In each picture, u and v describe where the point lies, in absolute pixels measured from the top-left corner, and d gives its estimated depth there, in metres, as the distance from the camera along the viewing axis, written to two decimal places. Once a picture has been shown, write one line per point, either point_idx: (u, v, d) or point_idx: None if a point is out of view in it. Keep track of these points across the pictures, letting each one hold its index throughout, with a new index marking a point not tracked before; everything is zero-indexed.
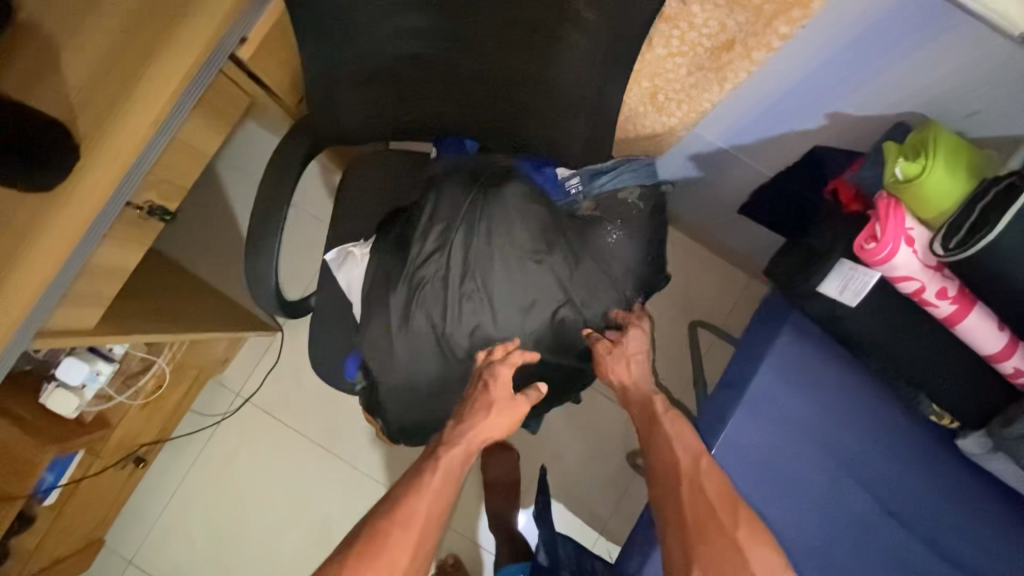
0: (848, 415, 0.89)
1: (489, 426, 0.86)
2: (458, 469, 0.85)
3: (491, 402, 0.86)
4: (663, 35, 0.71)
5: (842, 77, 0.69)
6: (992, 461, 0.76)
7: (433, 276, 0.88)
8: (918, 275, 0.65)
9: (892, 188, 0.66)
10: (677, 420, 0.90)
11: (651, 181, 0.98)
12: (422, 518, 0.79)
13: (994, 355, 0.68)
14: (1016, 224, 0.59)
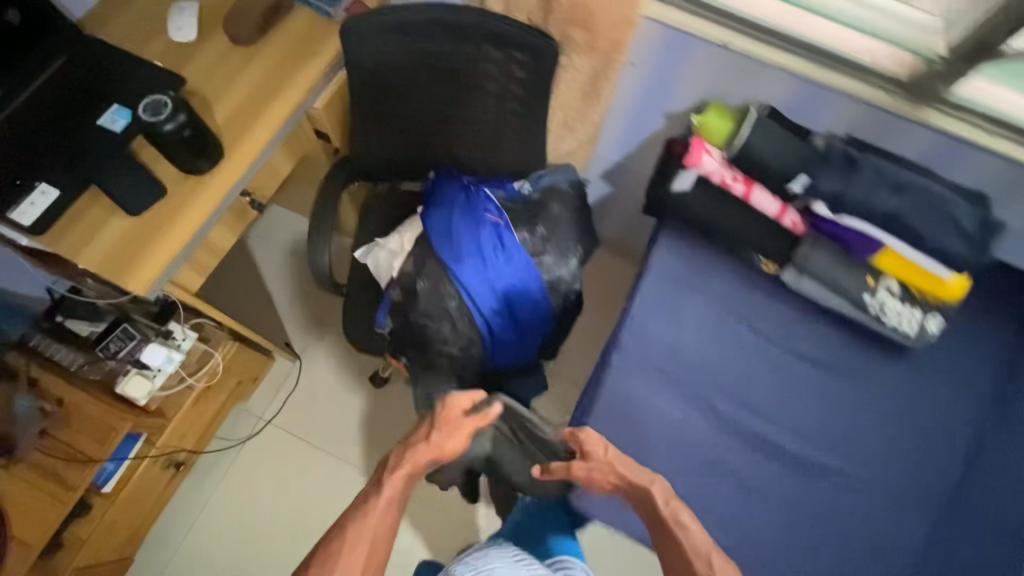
0: (727, 273, 1.16)
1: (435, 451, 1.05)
2: (402, 490, 1.03)
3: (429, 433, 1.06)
4: (564, 76, 1.24)
5: (663, 89, 1.22)
6: (801, 283, 1.10)
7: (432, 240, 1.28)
8: (719, 170, 1.09)
9: (695, 130, 1.12)
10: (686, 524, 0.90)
11: (577, 178, 1.46)
12: (369, 537, 0.96)
13: (779, 214, 1.10)
14: (769, 132, 1.05)
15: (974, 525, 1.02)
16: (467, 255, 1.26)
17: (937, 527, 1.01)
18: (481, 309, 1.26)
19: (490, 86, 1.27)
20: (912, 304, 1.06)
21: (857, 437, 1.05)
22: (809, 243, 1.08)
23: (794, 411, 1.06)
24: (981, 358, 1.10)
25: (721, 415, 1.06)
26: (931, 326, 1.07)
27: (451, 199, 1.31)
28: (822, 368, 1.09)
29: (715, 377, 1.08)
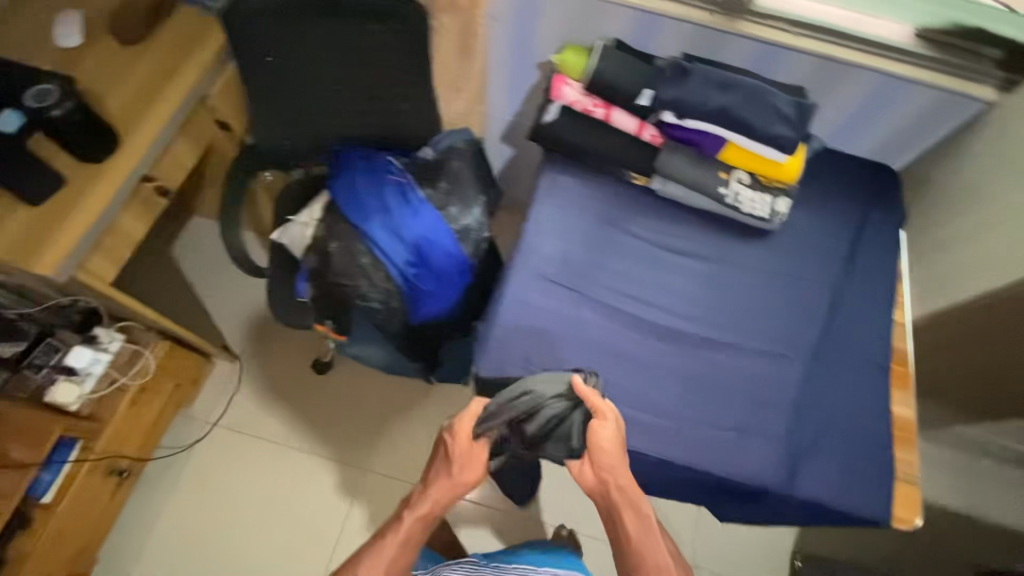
0: (605, 192, 1.30)
1: (446, 487, 1.10)
2: (415, 531, 1.08)
3: (450, 457, 1.10)
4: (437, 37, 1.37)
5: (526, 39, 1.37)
6: (667, 186, 1.26)
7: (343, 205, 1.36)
8: (580, 98, 1.24)
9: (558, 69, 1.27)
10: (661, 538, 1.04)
11: (472, 138, 1.59)
12: (381, 571, 1.04)
13: (638, 131, 1.26)
14: (614, 56, 1.20)
15: (840, 367, 1.15)
16: (373, 212, 1.35)
17: (810, 374, 1.14)
18: (394, 260, 1.34)
19: (380, 59, 1.38)
20: (760, 190, 1.23)
21: (733, 310, 1.20)
22: (666, 150, 1.24)
23: (676, 300, 1.21)
24: (823, 230, 1.30)
25: (613, 309, 1.19)
26: (780, 206, 1.24)
27: (355, 166, 1.42)
28: (694, 260, 1.25)
29: (608, 279, 1.21)
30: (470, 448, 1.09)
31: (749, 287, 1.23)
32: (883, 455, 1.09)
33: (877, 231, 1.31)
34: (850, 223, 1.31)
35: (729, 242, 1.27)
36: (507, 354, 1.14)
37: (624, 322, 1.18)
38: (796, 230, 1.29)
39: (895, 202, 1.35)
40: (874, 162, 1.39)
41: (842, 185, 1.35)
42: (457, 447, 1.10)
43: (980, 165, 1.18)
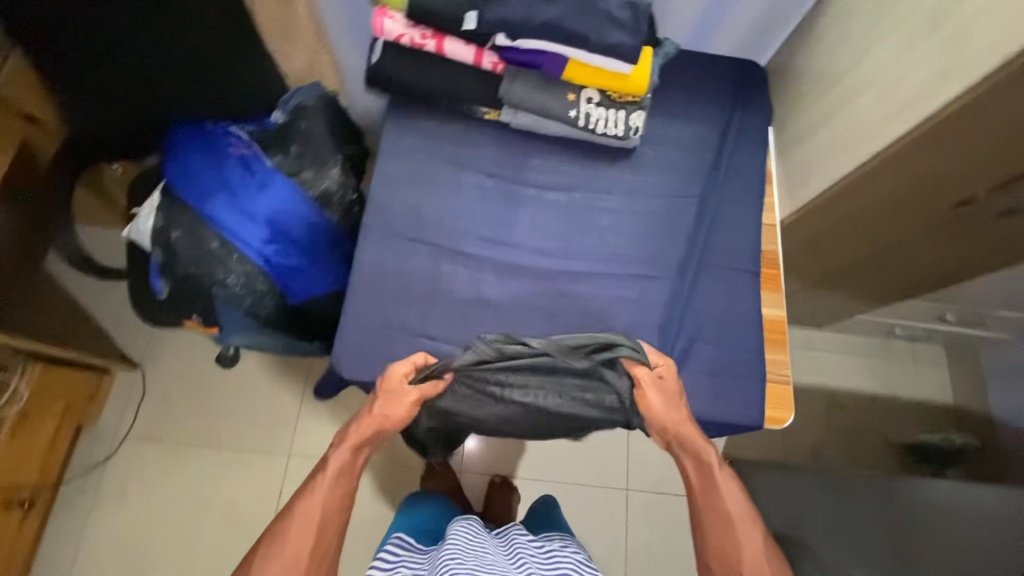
0: (456, 132, 1.22)
1: (377, 422, 0.99)
2: (352, 467, 0.95)
3: (384, 390, 1.00)
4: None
5: None
6: (519, 117, 1.18)
7: (180, 191, 1.25)
8: (405, 32, 1.12)
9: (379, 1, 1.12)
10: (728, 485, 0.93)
11: (323, 92, 1.46)
12: (316, 516, 0.87)
13: (476, 60, 1.16)
14: None
15: (710, 279, 1.14)
16: (215, 191, 1.24)
17: (676, 292, 1.13)
18: (248, 240, 1.25)
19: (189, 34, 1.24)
20: (612, 106, 1.16)
21: (597, 240, 1.16)
22: (507, 79, 1.15)
23: (539, 238, 1.16)
24: (689, 139, 1.24)
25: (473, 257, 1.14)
26: (635, 120, 1.17)
27: (190, 145, 1.30)
28: (556, 193, 1.19)
29: (466, 227, 1.16)
30: (394, 386, 1.00)
31: (613, 212, 1.18)
32: (751, 360, 1.09)
33: (742, 134, 1.27)
34: (714, 129, 1.26)
35: (591, 169, 1.21)
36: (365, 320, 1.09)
37: (487, 268, 1.14)
38: (660, 143, 1.23)
39: (759, 100, 1.30)
40: (738, 60, 1.33)
41: (703, 90, 1.29)
42: (386, 387, 1.00)
43: (825, 49, 1.13)
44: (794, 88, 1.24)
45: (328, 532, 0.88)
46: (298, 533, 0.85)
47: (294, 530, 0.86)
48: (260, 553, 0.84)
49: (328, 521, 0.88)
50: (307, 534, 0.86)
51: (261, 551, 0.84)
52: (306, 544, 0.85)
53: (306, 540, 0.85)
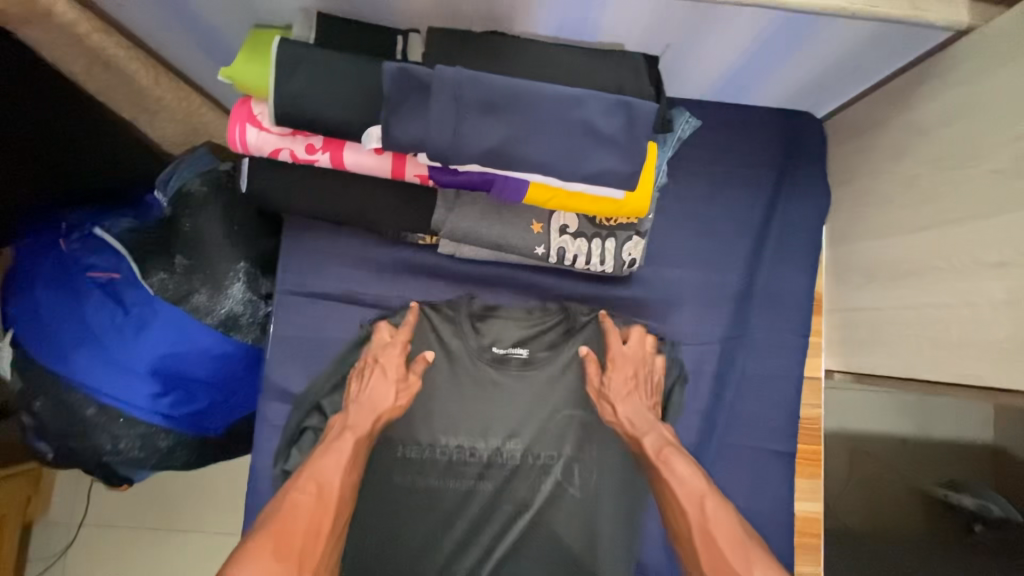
0: (380, 267, 0.88)
1: (379, 405, 0.81)
2: (359, 452, 0.78)
3: (390, 368, 0.82)
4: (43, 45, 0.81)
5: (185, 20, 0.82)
6: (464, 250, 0.83)
7: (36, 345, 0.96)
8: (282, 144, 0.74)
9: (241, 90, 0.73)
10: (675, 461, 0.78)
11: (211, 165, 1.07)
12: (331, 501, 0.72)
13: (396, 172, 0.77)
14: (297, 70, 0.68)
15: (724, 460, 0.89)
16: (77, 344, 0.96)
17: None
18: (134, 401, 0.99)
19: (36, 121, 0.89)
20: (596, 236, 0.80)
21: (579, 423, 0.87)
22: (443, 204, 0.78)
23: (503, 431, 0.86)
24: (706, 258, 0.90)
25: (412, 462, 0.85)
26: (631, 251, 0.82)
27: (39, 272, 0.98)
28: (523, 349, 0.88)
29: (402, 420, 0.85)
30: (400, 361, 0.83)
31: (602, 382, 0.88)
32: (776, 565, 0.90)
33: (782, 243, 0.91)
34: (742, 237, 0.91)
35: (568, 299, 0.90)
36: None
37: (409, 476, 0.85)
38: (664, 269, 0.90)
39: (810, 185, 0.91)
40: (786, 122, 0.92)
41: (730, 177, 0.91)
42: (393, 363, 0.83)
43: (928, 145, 0.73)
44: (862, 178, 0.86)
45: (338, 519, 0.73)
46: (308, 516, 0.70)
47: (304, 511, 0.70)
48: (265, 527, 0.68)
49: (341, 504, 0.74)
50: (320, 516, 0.71)
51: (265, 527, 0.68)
52: (320, 529, 0.70)
53: (319, 524, 0.70)
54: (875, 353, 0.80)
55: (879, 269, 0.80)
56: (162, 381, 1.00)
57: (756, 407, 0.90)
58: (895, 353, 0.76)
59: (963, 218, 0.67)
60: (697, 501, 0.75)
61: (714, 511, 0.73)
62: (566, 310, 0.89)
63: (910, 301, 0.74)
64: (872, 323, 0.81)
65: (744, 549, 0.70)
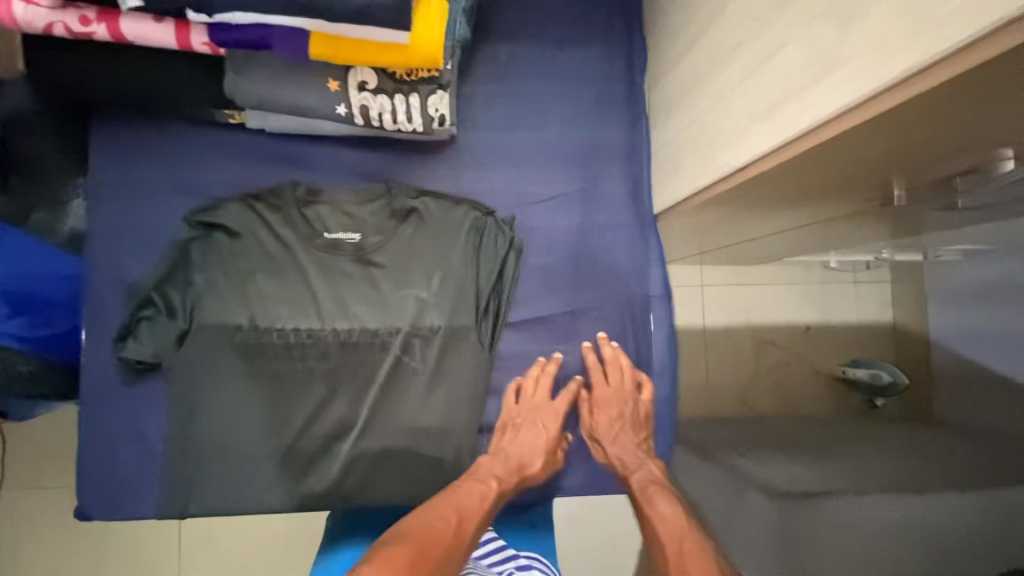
0: (204, 150, 0.88)
1: (525, 455, 0.85)
2: (494, 502, 0.79)
3: (550, 411, 0.88)
4: None
5: None
6: (272, 121, 0.83)
7: None
8: (51, 19, 0.71)
9: None
10: (658, 501, 0.80)
11: None
12: (467, 530, 0.72)
13: (183, 43, 0.76)
14: None
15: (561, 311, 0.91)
16: None
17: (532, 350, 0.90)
18: None
19: None
20: (398, 92, 0.80)
21: (416, 299, 0.86)
22: (229, 69, 0.77)
23: (339, 313, 0.86)
24: (525, 118, 0.91)
25: (254, 348, 0.83)
26: (437, 106, 0.82)
27: None
28: (356, 235, 0.87)
29: (237, 306, 0.84)
30: (561, 413, 0.90)
31: (439, 255, 0.88)
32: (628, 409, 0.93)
33: (599, 95, 0.92)
34: (558, 93, 0.92)
35: (394, 178, 0.89)
36: (107, 434, 0.83)
37: (252, 362, 0.83)
38: (488, 134, 0.91)
39: (619, 36, 0.93)
40: None
41: (541, 36, 0.91)
42: (553, 427, 0.88)
43: None
44: (657, 16, 0.87)
45: (455, 567, 0.68)
46: (441, 546, 0.68)
47: (440, 542, 0.68)
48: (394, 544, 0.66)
49: (461, 557, 0.70)
50: (449, 554, 0.68)
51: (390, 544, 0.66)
52: (445, 565, 0.66)
53: (448, 557, 0.67)
54: (676, 182, 0.82)
55: (674, 98, 0.82)
56: None
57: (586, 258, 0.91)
58: (687, 175, 0.78)
59: (713, 19, 0.68)
60: (676, 539, 0.74)
61: (693, 544, 0.71)
62: (390, 189, 0.88)
63: (694, 119, 0.75)
64: (674, 154, 0.83)
65: None
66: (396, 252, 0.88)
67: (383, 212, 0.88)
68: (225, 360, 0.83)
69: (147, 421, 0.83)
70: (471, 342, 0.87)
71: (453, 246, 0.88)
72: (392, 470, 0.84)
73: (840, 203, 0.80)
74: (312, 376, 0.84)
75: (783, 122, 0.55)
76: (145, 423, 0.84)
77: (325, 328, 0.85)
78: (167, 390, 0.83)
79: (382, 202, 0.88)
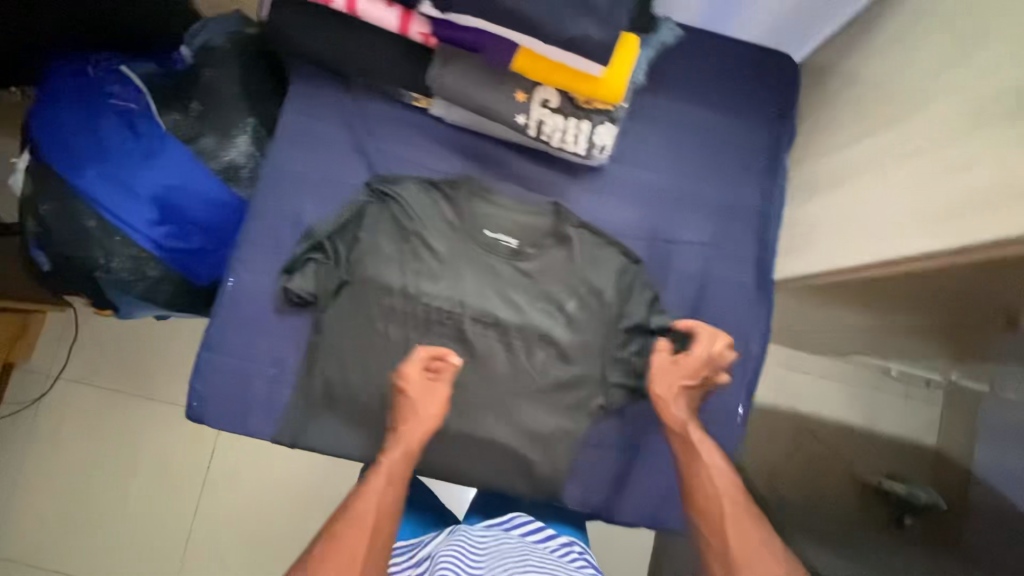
0: (391, 121, 0.95)
1: (411, 422, 0.81)
2: (399, 470, 0.77)
3: (414, 384, 0.83)
4: None
5: None
6: (454, 114, 0.92)
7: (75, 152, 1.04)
8: None
9: None
10: (712, 452, 0.78)
11: (236, 28, 1.15)
12: (370, 515, 0.70)
13: (401, 29, 0.85)
14: None
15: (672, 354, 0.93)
16: (87, 158, 1.04)
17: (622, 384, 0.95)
18: (132, 222, 1.07)
19: None
20: (573, 116, 0.88)
21: (549, 311, 0.93)
22: (436, 62, 0.86)
23: (478, 304, 0.92)
24: (676, 165, 0.97)
25: (396, 312, 0.91)
26: (603, 137, 0.90)
27: (62, 89, 1.07)
28: (514, 241, 0.94)
29: (396, 271, 0.91)
30: (440, 394, 0.83)
31: (584, 281, 0.94)
32: None
33: (748, 163, 0.97)
34: (711, 153, 0.98)
35: (561, 202, 0.96)
36: (237, 353, 0.89)
37: (387, 324, 0.91)
38: (639, 172, 0.97)
39: (776, 116, 0.99)
40: (763, 53, 1.00)
41: (705, 99, 0.99)
42: (414, 382, 0.83)
43: (876, 72, 0.81)
44: (820, 107, 0.93)
45: (379, 544, 0.69)
46: (346, 544, 0.67)
47: (343, 537, 0.68)
48: (315, 563, 0.66)
49: (379, 530, 0.70)
50: (358, 544, 0.67)
51: (316, 556, 0.67)
52: (356, 559, 0.66)
53: (355, 553, 0.67)
54: (806, 257, 0.88)
55: (824, 184, 0.88)
56: (166, 210, 1.09)
57: (702, 311, 0.95)
58: (823, 256, 0.83)
59: (893, 125, 0.74)
60: (733, 496, 0.74)
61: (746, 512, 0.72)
62: (559, 212, 0.95)
63: (845, 207, 0.81)
64: (812, 234, 0.88)
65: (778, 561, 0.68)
66: (542, 265, 0.94)
67: (547, 229, 0.95)
68: (361, 314, 0.90)
69: (277, 348, 0.90)
70: (581, 357, 0.92)
71: (607, 276, 0.94)
72: (475, 452, 0.90)
73: (960, 317, 0.83)
74: (446, 355, 0.91)
75: (954, 232, 0.61)
76: (279, 351, 0.90)
77: (465, 313, 0.92)
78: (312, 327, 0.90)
79: (545, 215, 0.95)
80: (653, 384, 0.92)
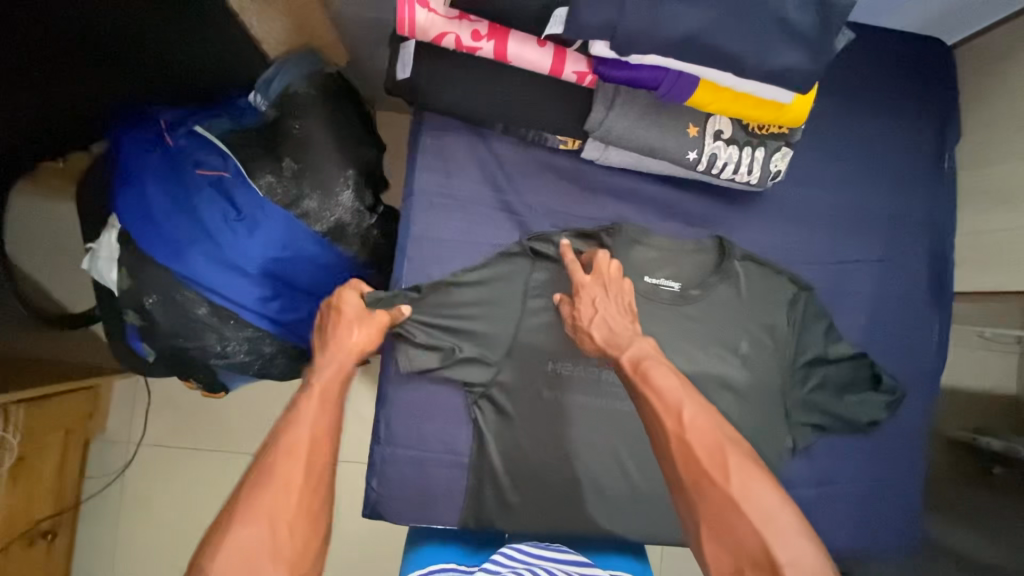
0: (534, 169, 0.87)
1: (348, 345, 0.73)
2: (338, 394, 0.70)
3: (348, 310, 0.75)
4: None
5: None
6: (610, 156, 0.83)
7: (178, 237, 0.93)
8: (448, 28, 0.70)
9: None
10: (655, 373, 0.68)
11: (315, 70, 1.05)
12: (305, 450, 0.63)
13: (554, 69, 0.75)
14: None
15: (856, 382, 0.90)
16: (190, 240, 0.93)
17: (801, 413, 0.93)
18: (242, 302, 0.96)
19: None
20: (747, 144, 0.81)
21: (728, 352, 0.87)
22: (601, 104, 0.76)
23: None
24: (837, 180, 0.91)
25: (566, 378, 0.86)
26: (778, 162, 0.83)
27: (143, 165, 0.95)
28: (677, 284, 0.87)
29: (563, 334, 0.86)
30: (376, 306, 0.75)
31: (755, 317, 0.88)
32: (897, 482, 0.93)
33: (910, 172, 0.93)
34: (873, 165, 0.92)
35: (722, 234, 0.89)
36: (411, 441, 0.84)
37: (563, 392, 0.85)
38: (801, 195, 0.91)
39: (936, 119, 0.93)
40: (919, 51, 0.93)
41: (863, 106, 0.92)
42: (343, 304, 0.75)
43: None
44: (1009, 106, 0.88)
45: (318, 475, 0.64)
46: (282, 481, 0.61)
47: (282, 476, 0.61)
48: (244, 500, 0.60)
49: (314, 460, 0.64)
50: (292, 478, 0.61)
51: (244, 491, 0.60)
52: (291, 489, 0.61)
53: (288, 482, 0.61)
54: None
55: None
56: (277, 283, 0.98)
57: (874, 332, 0.92)
58: None
59: None
60: (675, 414, 0.64)
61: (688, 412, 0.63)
62: (722, 245, 0.88)
63: None
64: None
65: (723, 458, 0.61)
66: (711, 304, 0.87)
67: (710, 264, 0.88)
68: (535, 384, 0.85)
69: (451, 433, 0.84)
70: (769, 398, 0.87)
71: (778, 307, 0.88)
72: (661, 509, 0.87)
73: None
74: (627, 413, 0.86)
75: None
76: (450, 438, 0.84)
77: None
78: (486, 406, 0.84)
79: (707, 251, 0.89)
80: (836, 415, 0.89)
